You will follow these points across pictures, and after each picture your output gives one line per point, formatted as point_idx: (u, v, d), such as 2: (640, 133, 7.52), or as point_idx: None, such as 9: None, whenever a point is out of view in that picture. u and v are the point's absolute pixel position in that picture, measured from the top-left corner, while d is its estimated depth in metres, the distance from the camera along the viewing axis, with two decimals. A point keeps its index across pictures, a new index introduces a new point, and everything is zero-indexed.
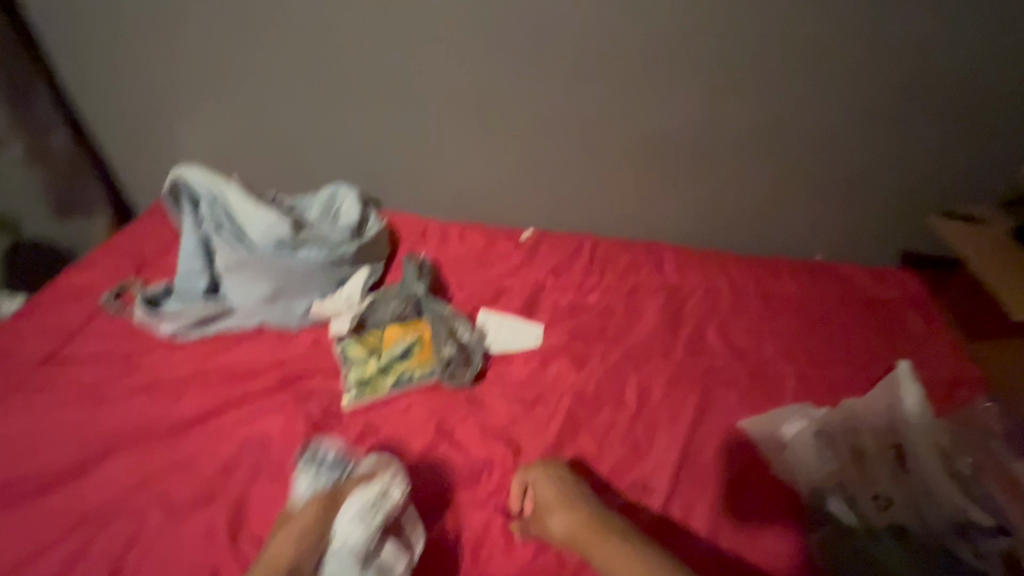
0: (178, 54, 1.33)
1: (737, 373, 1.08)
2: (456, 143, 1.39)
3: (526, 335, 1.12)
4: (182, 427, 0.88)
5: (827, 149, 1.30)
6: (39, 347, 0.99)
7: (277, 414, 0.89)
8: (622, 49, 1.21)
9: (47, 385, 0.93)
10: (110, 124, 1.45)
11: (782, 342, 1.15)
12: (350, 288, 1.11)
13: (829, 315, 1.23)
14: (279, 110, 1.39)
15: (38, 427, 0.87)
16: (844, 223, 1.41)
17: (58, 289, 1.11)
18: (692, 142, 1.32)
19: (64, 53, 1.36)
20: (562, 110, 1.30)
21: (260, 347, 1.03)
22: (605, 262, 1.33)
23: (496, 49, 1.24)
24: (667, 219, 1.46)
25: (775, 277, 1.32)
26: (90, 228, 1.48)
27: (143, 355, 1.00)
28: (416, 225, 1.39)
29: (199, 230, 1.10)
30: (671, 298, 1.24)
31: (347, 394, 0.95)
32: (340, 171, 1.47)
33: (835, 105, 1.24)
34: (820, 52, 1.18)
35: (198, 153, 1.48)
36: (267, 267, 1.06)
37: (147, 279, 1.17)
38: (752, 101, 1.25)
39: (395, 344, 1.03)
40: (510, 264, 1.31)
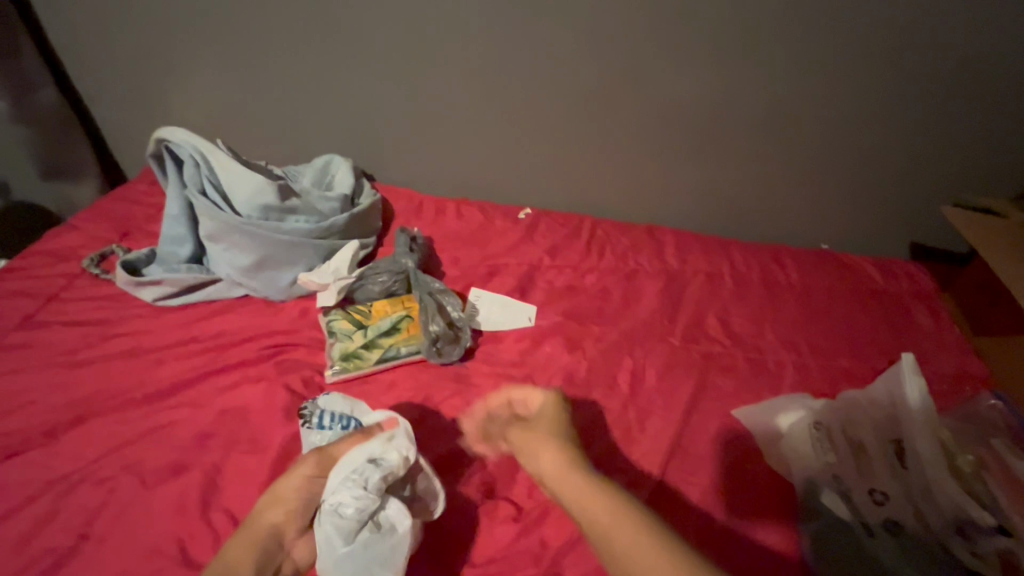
0: (166, 13, 1.27)
1: (735, 360, 1.05)
2: (454, 116, 1.34)
3: (519, 314, 1.08)
4: (159, 395, 0.85)
5: (839, 134, 1.25)
6: (18, 309, 0.96)
7: (257, 385, 0.87)
8: (629, 20, 1.15)
9: (23, 348, 0.91)
10: (100, 86, 1.41)
11: (782, 331, 1.12)
12: (338, 261, 1.06)
13: (832, 305, 1.19)
14: (272, 76, 1.34)
15: (11, 390, 0.84)
16: (852, 211, 1.37)
17: (39, 251, 1.08)
18: (700, 122, 1.27)
19: (49, 8, 1.30)
20: (565, 84, 1.25)
21: (245, 318, 1.00)
22: (604, 243, 1.30)
23: (497, 17, 1.18)
24: (669, 203, 1.42)
25: (778, 265, 1.28)
26: (77, 192, 1.45)
27: (124, 320, 0.97)
28: (411, 200, 1.35)
29: (183, 195, 1.06)
30: (670, 282, 1.21)
31: (330, 368, 0.92)
32: (335, 142, 1.43)
33: (851, 87, 1.18)
34: (839, 29, 1.12)
35: (190, 119, 1.44)
36: (253, 234, 1.02)
37: (132, 245, 1.14)
38: (763, 80, 1.20)
39: (382, 318, 1.00)
40: (506, 242, 1.27)
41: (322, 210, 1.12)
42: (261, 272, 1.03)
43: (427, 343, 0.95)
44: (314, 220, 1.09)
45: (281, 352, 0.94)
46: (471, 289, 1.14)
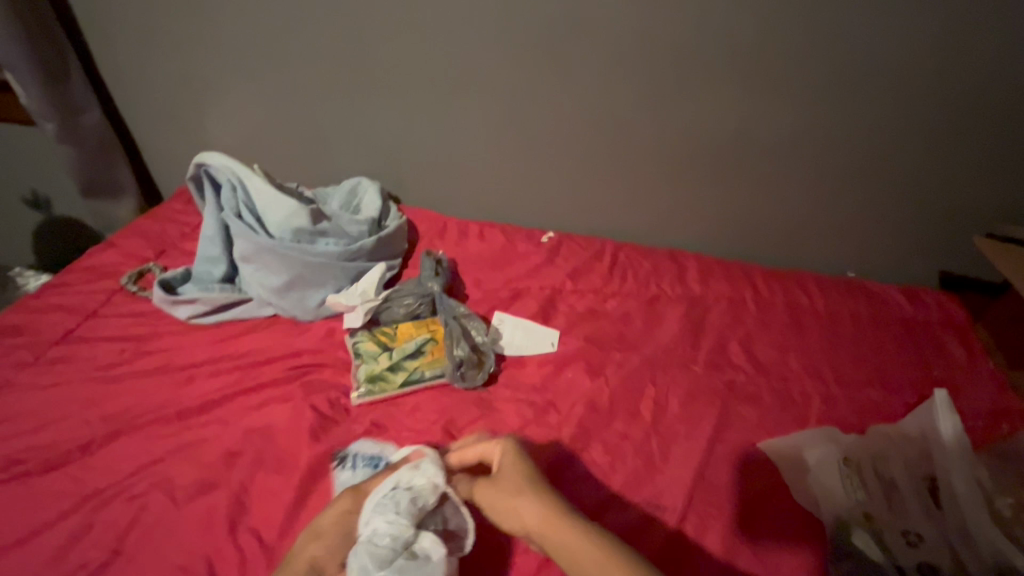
0: (207, 41, 1.33)
1: (759, 389, 1.03)
2: (480, 141, 1.37)
3: (542, 338, 1.09)
4: (190, 412, 0.87)
5: (866, 160, 1.25)
6: (58, 324, 1.00)
7: (285, 404, 0.88)
8: (653, 50, 1.17)
9: (61, 362, 0.93)
10: (142, 109, 1.48)
11: (808, 361, 1.11)
12: (365, 283, 1.09)
13: (859, 335, 1.17)
14: (305, 101, 1.39)
15: (49, 404, 0.87)
16: (877, 239, 1.36)
17: (79, 268, 1.12)
18: (721, 147, 1.28)
19: (97, 32, 1.36)
20: (590, 109, 1.27)
21: (274, 337, 1.02)
22: (626, 267, 1.30)
23: (523, 46, 1.22)
24: (691, 227, 1.42)
25: (802, 292, 1.27)
26: (114, 209, 1.51)
27: (159, 337, 1.00)
28: (436, 222, 1.38)
29: (219, 216, 1.09)
30: (692, 308, 1.20)
31: (356, 390, 0.93)
32: (363, 164, 1.47)
33: (877, 114, 1.18)
34: (867, 56, 1.12)
35: (225, 141, 1.49)
36: (284, 256, 1.04)
37: (167, 263, 1.17)
38: (787, 108, 1.21)
39: (407, 341, 1.01)
40: (528, 265, 1.28)
41: (350, 233, 1.15)
42: (291, 292, 1.05)
43: (452, 366, 0.96)
44: (342, 242, 1.12)
45: (308, 372, 0.96)
46: (494, 312, 1.15)
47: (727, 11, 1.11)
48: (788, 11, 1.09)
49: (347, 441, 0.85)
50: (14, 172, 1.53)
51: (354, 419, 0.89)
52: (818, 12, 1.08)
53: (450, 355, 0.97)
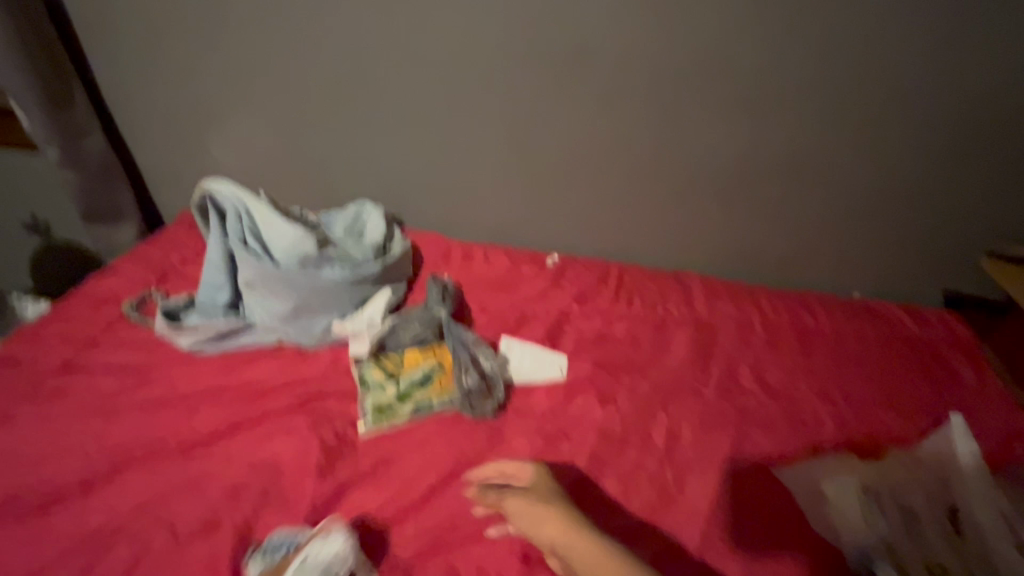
0: (210, 66, 1.34)
1: (772, 415, 1.02)
2: (484, 164, 1.37)
3: (550, 364, 1.08)
4: (192, 446, 0.85)
5: (868, 181, 1.26)
6: (58, 354, 0.98)
7: (290, 437, 0.86)
8: (655, 75, 1.19)
9: (61, 394, 0.91)
10: (144, 134, 1.47)
11: (819, 384, 1.09)
12: (372, 309, 1.09)
13: (868, 357, 1.16)
14: (309, 125, 1.39)
15: (47, 438, 0.84)
16: (882, 259, 1.36)
17: (80, 296, 1.11)
18: (725, 170, 1.29)
19: (103, 59, 1.37)
20: (594, 132, 1.28)
21: (278, 366, 1.00)
22: (633, 290, 1.29)
23: (527, 71, 1.23)
24: (696, 249, 1.42)
25: (810, 312, 1.26)
26: (114, 234, 1.49)
27: (161, 366, 0.98)
28: (439, 245, 1.37)
29: (224, 243, 1.08)
30: (700, 331, 1.20)
31: (363, 420, 0.91)
32: (366, 187, 1.46)
33: (877, 136, 1.20)
34: (865, 81, 1.14)
35: (228, 166, 1.49)
36: (290, 284, 1.03)
37: (169, 290, 1.16)
38: (788, 131, 1.22)
39: (414, 369, 1.00)
40: (534, 288, 1.27)
41: (356, 258, 1.14)
42: (296, 320, 1.04)
43: (460, 396, 0.94)
44: (348, 267, 1.11)
45: (313, 402, 0.94)
46: (501, 338, 1.14)
47: (728, 38, 1.13)
48: (788, 39, 1.11)
49: (354, 474, 0.83)
50: (15, 198, 1.51)
51: (362, 452, 0.87)
52: (818, 40, 1.11)
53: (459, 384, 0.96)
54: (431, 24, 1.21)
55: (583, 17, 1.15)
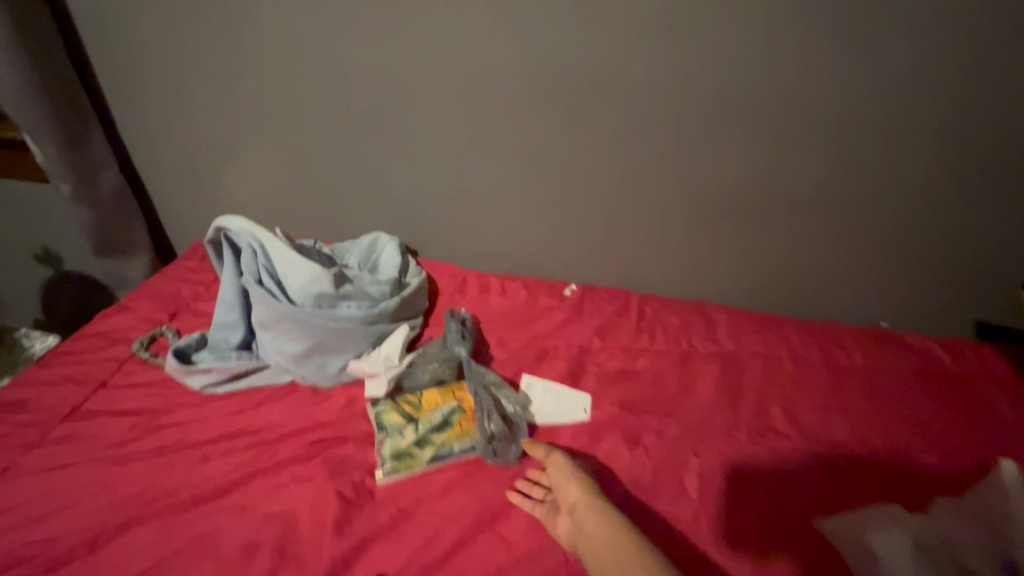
0: (224, 99, 1.33)
1: (806, 457, 0.98)
2: (500, 194, 1.36)
3: (573, 405, 1.05)
4: (204, 498, 0.81)
5: (895, 211, 1.23)
6: (67, 397, 0.95)
7: (307, 488, 0.83)
8: (675, 106, 1.17)
9: (68, 441, 0.88)
10: (157, 166, 1.46)
11: (854, 423, 1.05)
12: (389, 347, 1.05)
13: (903, 393, 1.12)
14: (323, 158, 1.38)
15: (53, 490, 0.81)
16: (910, 289, 1.33)
17: (89, 335, 1.08)
18: (748, 200, 1.26)
19: (118, 93, 1.37)
20: (612, 163, 1.26)
21: (294, 408, 0.97)
22: (655, 323, 1.26)
23: (545, 103, 1.21)
24: (718, 280, 1.39)
25: (838, 346, 1.23)
26: (126, 267, 1.47)
27: (172, 410, 0.95)
28: (456, 277, 1.34)
29: (238, 281, 1.05)
30: (727, 367, 1.16)
31: (381, 468, 0.87)
32: (381, 218, 1.45)
33: (903, 167, 1.18)
34: (890, 112, 1.12)
35: (242, 197, 1.48)
36: (306, 323, 1.00)
37: (181, 327, 1.13)
38: (811, 162, 1.20)
39: (433, 411, 0.96)
40: (553, 322, 1.25)
41: (372, 293, 1.11)
42: (311, 358, 1.00)
43: (483, 441, 0.90)
44: (365, 305, 1.08)
45: (331, 447, 0.90)
46: (522, 376, 1.11)
47: (751, 71, 1.11)
48: (812, 70, 1.10)
49: (374, 529, 0.79)
50: (26, 230, 1.50)
51: (381, 504, 0.83)
52: (843, 71, 1.09)
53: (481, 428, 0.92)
54: (449, 58, 1.20)
55: (604, 51, 1.14)
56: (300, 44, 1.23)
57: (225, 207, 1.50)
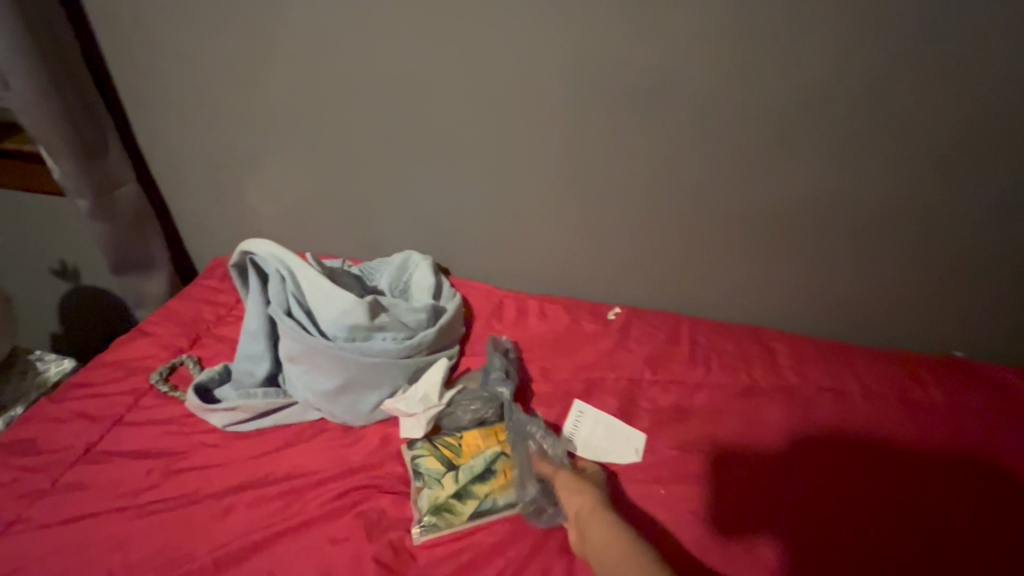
0: (246, 109, 1.26)
1: (889, 513, 0.88)
2: (538, 210, 1.26)
3: (625, 447, 0.96)
4: (230, 559, 0.74)
5: (976, 230, 1.12)
6: (83, 437, 0.88)
7: (342, 548, 0.76)
8: (735, 117, 1.07)
9: (84, 489, 0.82)
10: (176, 177, 1.39)
11: (941, 471, 0.94)
12: (426, 384, 0.97)
13: (996, 436, 1.00)
14: (349, 171, 1.30)
15: (69, 547, 0.75)
16: (988, 313, 1.21)
17: (106, 363, 1.01)
18: (812, 218, 1.15)
19: (138, 105, 1.30)
20: (662, 178, 1.16)
21: (325, 452, 0.90)
22: (708, 352, 1.16)
23: (589, 113, 1.11)
24: (773, 303, 1.28)
25: (913, 379, 1.12)
26: (144, 284, 1.41)
27: (194, 452, 0.88)
28: (492, 299, 1.26)
29: (265, 310, 0.98)
30: (793, 403, 1.05)
31: (419, 525, 0.79)
32: (411, 234, 1.36)
33: (991, 183, 1.06)
34: (979, 123, 1.01)
35: (264, 211, 1.40)
36: (338, 358, 0.93)
37: (201, 354, 1.06)
38: (886, 178, 1.09)
39: (475, 457, 0.88)
40: (598, 349, 1.15)
41: (407, 322, 1.04)
42: (343, 396, 0.93)
43: (529, 496, 0.81)
44: (400, 335, 1.01)
45: (364, 500, 0.83)
46: (576, 403, 1.04)
47: (824, 82, 1.01)
48: (892, 80, 0.99)
49: None
50: (41, 244, 1.44)
51: (423, 569, 0.75)
52: (926, 82, 0.98)
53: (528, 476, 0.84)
54: (488, 68, 1.11)
55: (660, 60, 1.03)
56: (329, 53, 1.15)
57: (247, 222, 1.43)
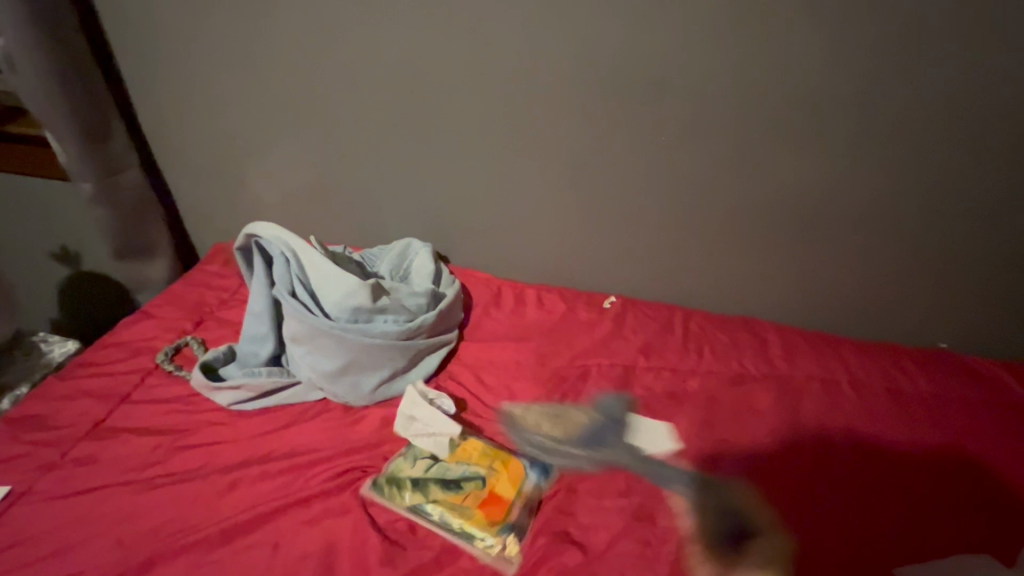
0: (252, 97, 1.27)
1: (874, 496, 0.91)
2: (536, 201, 1.28)
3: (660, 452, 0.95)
4: (235, 529, 0.77)
5: (962, 226, 1.15)
6: (89, 413, 0.91)
7: (344, 521, 0.79)
8: (731, 112, 1.10)
9: (92, 463, 0.84)
10: (179, 164, 1.41)
11: (923, 455, 0.98)
12: (423, 416, 0.94)
13: (976, 423, 1.04)
14: (352, 160, 1.31)
15: (77, 517, 0.77)
16: (971, 309, 1.25)
17: (111, 344, 1.03)
18: (804, 212, 1.18)
19: (143, 91, 1.32)
20: (659, 170, 1.19)
21: (327, 430, 0.93)
22: (701, 341, 1.20)
23: (589, 105, 1.14)
24: (766, 295, 1.31)
25: (900, 369, 1.15)
26: (146, 269, 1.42)
27: (198, 430, 0.91)
28: (490, 287, 1.29)
29: (270, 291, 1.01)
30: (782, 390, 1.09)
31: (373, 479, 0.85)
32: (411, 224, 1.38)
33: (976, 181, 1.10)
34: (966, 122, 1.04)
35: (266, 200, 1.42)
36: (340, 338, 0.96)
37: (204, 336, 1.08)
38: (876, 172, 1.12)
39: (459, 464, 0.89)
40: (594, 337, 1.18)
41: (408, 307, 1.07)
42: (345, 376, 0.97)
43: (489, 542, 0.79)
44: (401, 319, 1.03)
45: (366, 477, 0.86)
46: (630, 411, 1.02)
47: (819, 78, 1.04)
48: (884, 77, 1.02)
49: (418, 568, 0.75)
50: (43, 227, 1.45)
51: (424, 542, 0.79)
52: (915, 81, 1.02)
53: (515, 528, 0.81)
54: (493, 59, 1.13)
55: (659, 55, 1.06)
56: (336, 41, 1.17)
57: (249, 209, 1.45)
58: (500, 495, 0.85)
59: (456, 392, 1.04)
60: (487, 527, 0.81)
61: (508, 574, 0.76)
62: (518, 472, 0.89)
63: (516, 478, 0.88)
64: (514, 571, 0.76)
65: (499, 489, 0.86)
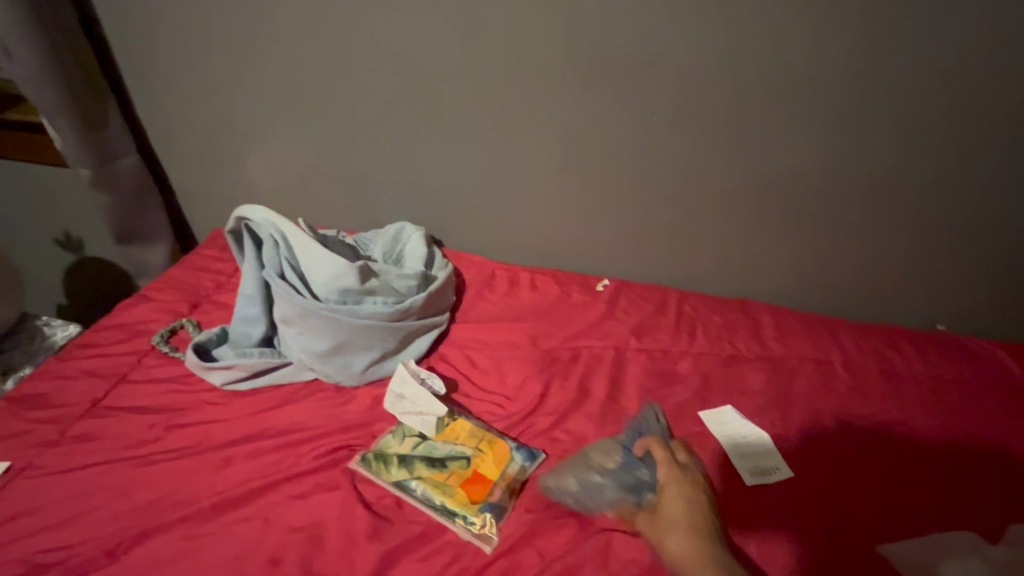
0: (244, 82, 1.28)
1: (854, 466, 0.92)
2: (530, 184, 1.28)
3: (763, 463, 0.91)
4: (227, 504, 0.79)
5: (962, 206, 1.13)
6: (88, 393, 0.93)
7: (334, 496, 0.81)
8: (725, 92, 1.08)
9: (89, 441, 0.86)
10: (176, 151, 1.42)
11: (911, 433, 0.98)
12: (411, 395, 0.95)
13: (967, 402, 1.03)
14: (346, 144, 1.32)
15: (74, 492, 0.79)
16: (970, 291, 1.24)
17: (108, 327, 1.05)
18: (799, 192, 1.17)
19: (138, 78, 1.32)
20: (653, 151, 1.17)
21: (319, 410, 0.95)
22: (695, 323, 1.19)
23: (580, 85, 1.12)
24: (762, 277, 1.30)
25: (894, 350, 1.14)
26: (146, 254, 1.44)
27: (193, 409, 0.93)
28: (484, 271, 1.29)
29: (261, 273, 1.03)
30: (774, 371, 1.08)
31: (360, 455, 0.87)
32: (407, 208, 1.38)
33: (976, 160, 1.08)
34: (966, 99, 1.02)
35: (263, 185, 1.43)
36: (330, 320, 0.98)
37: (200, 319, 1.10)
38: (873, 152, 1.10)
39: (446, 443, 0.90)
40: (587, 319, 1.18)
41: (398, 289, 1.08)
42: (335, 357, 0.98)
43: (467, 521, 0.80)
44: (391, 300, 1.04)
45: (356, 455, 0.88)
46: (700, 416, 0.99)
47: (815, 55, 1.02)
48: (881, 53, 0.99)
49: (404, 541, 0.77)
50: (46, 214, 1.48)
51: (410, 517, 0.80)
52: (914, 57, 0.99)
53: (496, 507, 0.81)
54: (484, 40, 1.12)
55: (652, 33, 1.04)
56: (327, 25, 1.16)
57: (245, 195, 1.45)
58: (484, 475, 0.86)
59: (447, 373, 1.05)
60: (469, 505, 0.81)
61: (486, 552, 0.77)
62: (504, 453, 0.90)
63: (501, 459, 0.88)
64: (492, 549, 0.77)
65: (484, 468, 0.87)
